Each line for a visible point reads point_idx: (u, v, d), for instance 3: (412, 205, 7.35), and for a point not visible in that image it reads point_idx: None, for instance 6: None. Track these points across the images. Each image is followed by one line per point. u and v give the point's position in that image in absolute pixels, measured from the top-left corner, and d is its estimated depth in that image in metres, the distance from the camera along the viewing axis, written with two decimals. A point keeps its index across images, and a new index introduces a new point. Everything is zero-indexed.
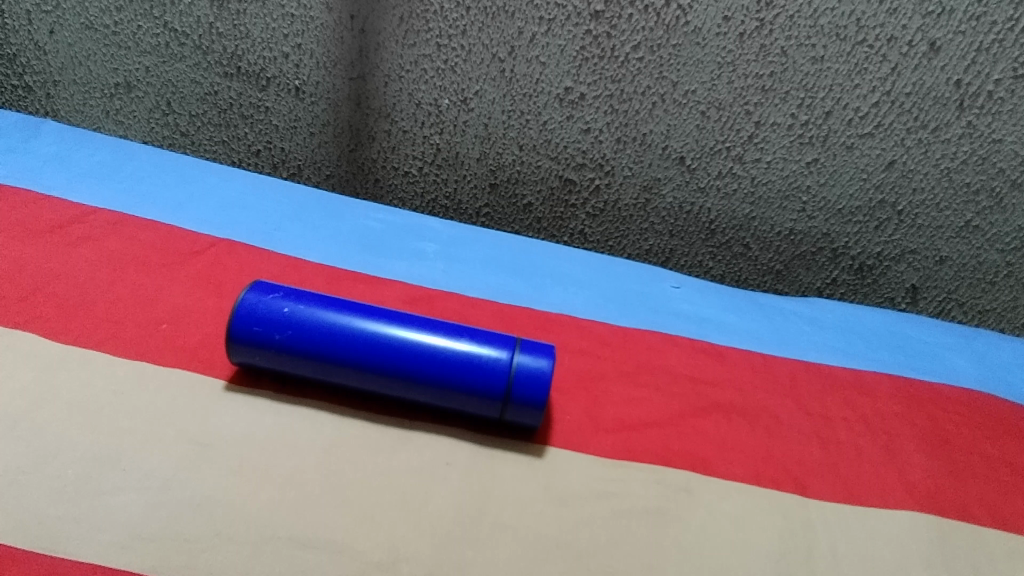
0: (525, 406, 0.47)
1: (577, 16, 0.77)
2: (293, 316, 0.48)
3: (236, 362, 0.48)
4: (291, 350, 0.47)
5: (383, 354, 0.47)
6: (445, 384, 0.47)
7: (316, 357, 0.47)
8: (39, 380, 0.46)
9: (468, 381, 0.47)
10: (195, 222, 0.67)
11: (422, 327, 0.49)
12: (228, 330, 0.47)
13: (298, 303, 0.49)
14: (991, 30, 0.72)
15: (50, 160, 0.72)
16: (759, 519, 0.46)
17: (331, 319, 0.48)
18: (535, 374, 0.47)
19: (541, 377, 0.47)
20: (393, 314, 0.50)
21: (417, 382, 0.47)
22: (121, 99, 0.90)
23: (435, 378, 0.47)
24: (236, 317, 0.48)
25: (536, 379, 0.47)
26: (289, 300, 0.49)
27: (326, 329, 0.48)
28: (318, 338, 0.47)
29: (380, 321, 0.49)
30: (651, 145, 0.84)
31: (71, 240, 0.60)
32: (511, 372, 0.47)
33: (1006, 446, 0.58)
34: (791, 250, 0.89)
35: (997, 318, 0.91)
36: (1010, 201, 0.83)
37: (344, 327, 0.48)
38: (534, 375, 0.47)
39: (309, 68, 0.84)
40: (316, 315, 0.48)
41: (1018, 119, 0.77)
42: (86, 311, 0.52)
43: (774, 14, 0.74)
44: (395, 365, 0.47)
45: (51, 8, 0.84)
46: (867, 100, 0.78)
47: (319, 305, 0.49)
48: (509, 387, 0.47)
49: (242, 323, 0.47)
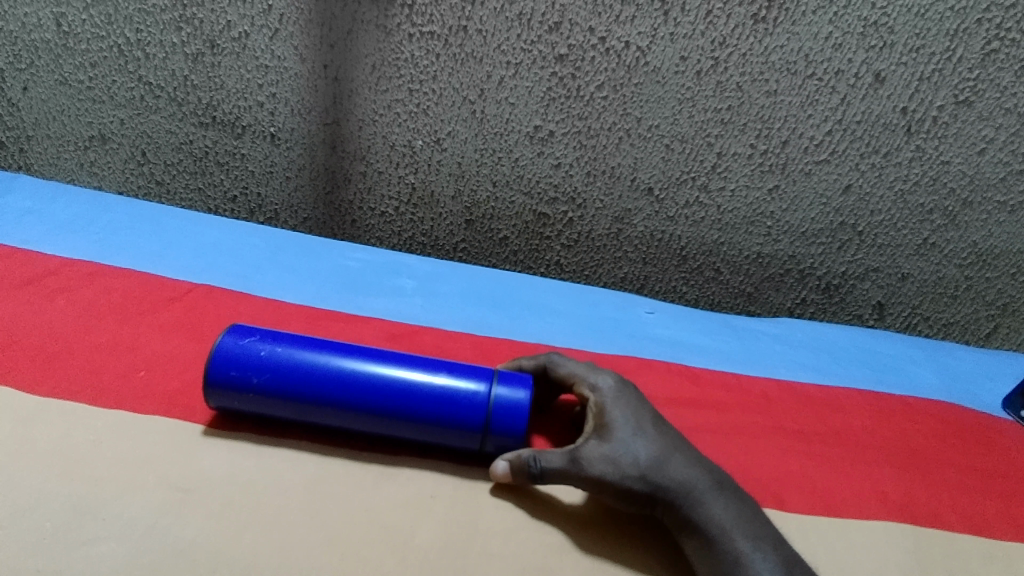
0: (503, 436, 0.48)
1: (543, 60, 0.80)
2: (271, 358, 0.48)
3: (214, 406, 0.48)
4: (268, 392, 0.47)
5: (360, 392, 0.48)
6: (424, 419, 0.47)
7: (294, 398, 0.47)
8: (15, 433, 0.45)
9: (448, 415, 0.47)
10: (171, 269, 0.67)
11: (400, 363, 0.50)
12: (205, 375, 0.47)
13: (276, 345, 0.49)
14: (930, 60, 0.78)
15: (24, 214, 0.72)
16: None
17: (310, 358, 0.49)
18: (513, 404, 0.48)
19: (519, 408, 0.48)
20: (372, 351, 0.51)
21: (396, 419, 0.47)
22: (96, 151, 0.90)
23: (413, 414, 0.47)
24: (213, 361, 0.48)
25: (514, 410, 0.48)
26: (266, 342, 0.49)
27: (304, 369, 0.48)
28: (296, 379, 0.48)
29: (359, 359, 0.49)
30: (620, 177, 0.87)
31: (45, 292, 0.60)
32: (489, 404, 0.48)
33: (974, 453, 0.60)
34: (760, 273, 0.93)
35: (962, 330, 0.96)
36: (963, 218, 0.87)
37: (323, 366, 0.48)
38: (511, 406, 0.48)
39: (285, 115, 0.86)
40: (295, 355, 0.49)
41: (962, 142, 0.82)
42: (63, 362, 0.52)
43: (727, 53, 0.79)
44: (373, 403, 0.47)
45: (24, 66, 0.85)
46: (821, 129, 0.83)
47: (298, 346, 0.50)
48: (488, 419, 0.48)
49: (220, 367, 0.47)
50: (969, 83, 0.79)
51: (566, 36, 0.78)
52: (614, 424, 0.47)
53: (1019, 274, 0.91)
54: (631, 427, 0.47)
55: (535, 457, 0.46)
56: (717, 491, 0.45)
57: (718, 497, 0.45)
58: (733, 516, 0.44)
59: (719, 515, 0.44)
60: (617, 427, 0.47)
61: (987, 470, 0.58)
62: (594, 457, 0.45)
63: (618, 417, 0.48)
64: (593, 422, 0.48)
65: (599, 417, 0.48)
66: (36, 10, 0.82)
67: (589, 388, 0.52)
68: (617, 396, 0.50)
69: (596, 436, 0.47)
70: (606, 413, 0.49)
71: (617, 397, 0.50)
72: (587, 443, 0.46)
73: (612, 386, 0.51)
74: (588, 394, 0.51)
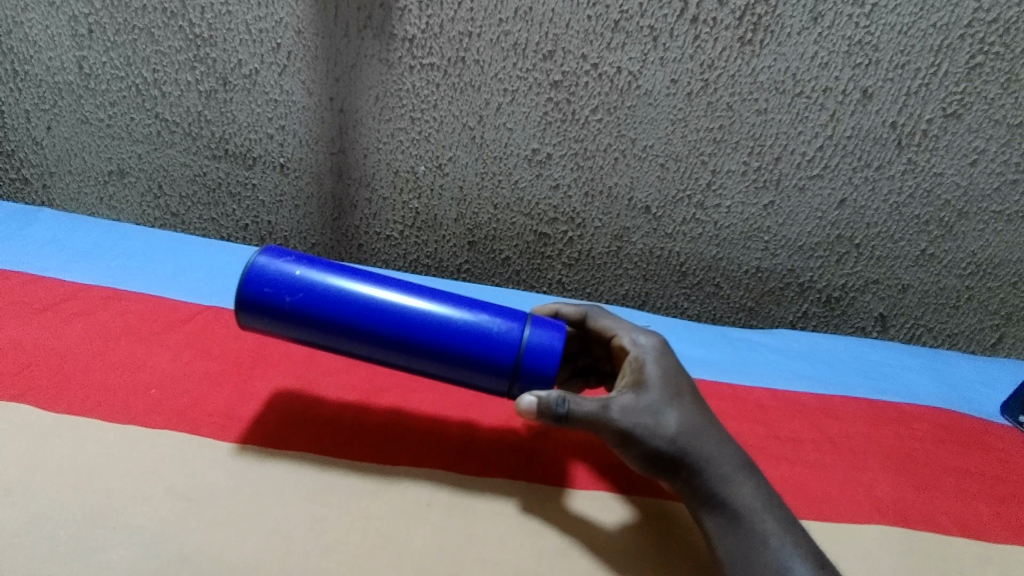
0: (532, 365, 0.51)
1: (538, 86, 0.83)
2: (304, 280, 0.50)
3: (245, 322, 0.51)
4: (299, 313, 0.50)
5: (387, 321, 0.50)
6: (443, 354, 0.51)
7: (322, 319, 0.50)
8: (32, 447, 0.47)
9: (467, 351, 0.51)
10: (184, 293, 0.71)
11: (427, 296, 0.53)
12: (239, 292, 0.50)
13: (308, 268, 0.51)
14: (917, 76, 0.79)
15: (45, 244, 0.76)
16: None
17: (340, 283, 0.51)
18: (545, 346, 0.51)
19: (549, 350, 0.51)
20: (404, 284, 0.53)
21: (416, 350, 0.51)
22: (115, 185, 0.95)
23: (433, 347, 0.51)
24: (248, 276, 0.50)
25: (545, 351, 0.51)
26: (301, 265, 0.51)
27: (334, 293, 0.50)
28: (327, 302, 0.50)
29: (387, 288, 0.52)
30: (617, 197, 0.90)
31: (64, 315, 0.63)
32: (510, 344, 0.51)
33: (970, 457, 0.60)
34: (759, 287, 0.95)
35: (966, 340, 0.97)
36: (960, 229, 0.89)
37: (353, 292, 0.51)
38: (544, 340, 0.51)
39: (293, 146, 0.90)
40: (326, 279, 0.51)
41: (954, 154, 0.84)
42: (79, 381, 0.54)
43: (716, 75, 0.81)
44: (397, 331, 0.50)
45: (47, 106, 0.90)
46: (813, 145, 0.84)
47: (330, 270, 0.52)
48: (512, 359, 0.51)
49: (253, 285, 0.50)
50: (956, 96, 0.80)
51: (560, 63, 0.81)
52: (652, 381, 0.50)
53: (1020, 283, 0.92)
54: (667, 392, 0.49)
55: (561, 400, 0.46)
56: (740, 475, 0.47)
57: (742, 479, 0.47)
58: (755, 500, 0.46)
59: (732, 503, 0.46)
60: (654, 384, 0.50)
61: (984, 473, 0.58)
62: (629, 407, 0.47)
63: (656, 376, 0.50)
64: (631, 376, 0.51)
65: (638, 370, 0.51)
66: (58, 54, 0.87)
67: (629, 342, 0.55)
68: (657, 354, 0.53)
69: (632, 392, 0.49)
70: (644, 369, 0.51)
71: (658, 355, 0.53)
72: (624, 395, 0.48)
73: (652, 344, 0.54)
74: (628, 345, 0.54)
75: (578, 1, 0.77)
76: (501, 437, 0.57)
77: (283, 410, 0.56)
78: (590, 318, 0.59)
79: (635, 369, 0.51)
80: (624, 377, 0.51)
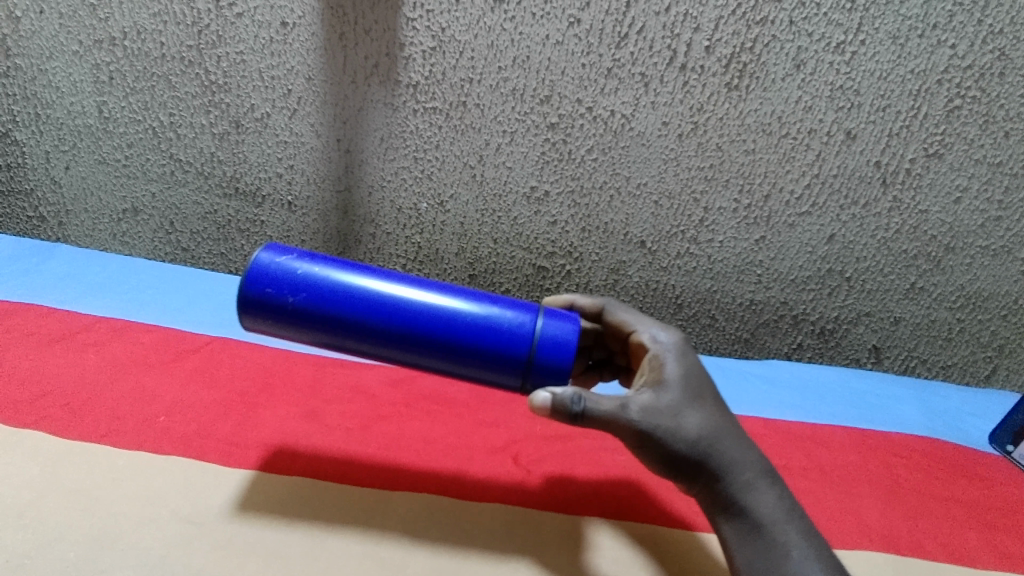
0: (547, 363, 0.53)
1: (536, 128, 0.87)
2: (305, 278, 0.52)
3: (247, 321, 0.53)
4: (300, 311, 0.52)
5: (387, 316, 0.52)
6: (444, 346, 0.53)
7: (323, 316, 0.52)
8: (46, 473, 0.51)
9: (467, 343, 0.53)
10: (192, 324, 0.74)
11: (425, 290, 0.55)
12: (241, 292, 0.52)
13: (308, 267, 0.53)
14: (898, 118, 0.83)
15: (61, 278, 0.79)
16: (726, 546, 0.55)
17: (341, 278, 0.53)
18: (558, 339, 0.53)
19: (562, 342, 0.54)
20: (404, 278, 0.55)
21: (417, 343, 0.53)
22: (128, 222, 0.99)
23: (434, 340, 0.53)
24: (250, 275, 0.52)
25: (558, 345, 0.53)
26: (302, 263, 0.53)
27: (334, 290, 0.52)
28: (327, 299, 0.52)
29: (387, 284, 0.54)
30: (613, 232, 0.93)
31: (78, 346, 0.66)
32: (510, 337, 0.53)
33: (955, 486, 0.62)
34: (754, 319, 0.97)
35: (960, 372, 0.99)
36: (948, 263, 0.91)
37: (354, 288, 0.53)
38: (553, 335, 0.54)
39: (301, 184, 0.94)
40: (327, 276, 0.53)
41: (937, 192, 0.87)
42: (92, 410, 0.58)
43: (705, 118, 0.85)
44: (397, 325, 0.52)
45: (67, 148, 0.95)
46: (800, 183, 0.88)
47: (331, 267, 0.54)
48: (517, 352, 0.53)
49: (255, 285, 0.52)
50: (937, 137, 0.84)
51: (556, 107, 0.86)
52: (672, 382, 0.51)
53: (1010, 316, 0.94)
54: (688, 394, 0.51)
55: (577, 399, 0.48)
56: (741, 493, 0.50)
57: (761, 488, 0.48)
58: (769, 508, 0.48)
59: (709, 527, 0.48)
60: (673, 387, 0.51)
61: (969, 502, 0.61)
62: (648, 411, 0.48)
63: (676, 377, 0.52)
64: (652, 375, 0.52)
65: (658, 371, 0.52)
66: (80, 99, 0.92)
67: (651, 339, 0.56)
68: (679, 353, 0.54)
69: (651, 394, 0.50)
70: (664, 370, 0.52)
71: (678, 354, 0.54)
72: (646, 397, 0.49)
73: (674, 341, 0.55)
74: (648, 343, 0.56)
75: (574, 50, 0.82)
76: (500, 471, 0.59)
77: (287, 437, 0.59)
78: (608, 313, 0.61)
79: (655, 368, 0.53)
80: (645, 375, 0.53)
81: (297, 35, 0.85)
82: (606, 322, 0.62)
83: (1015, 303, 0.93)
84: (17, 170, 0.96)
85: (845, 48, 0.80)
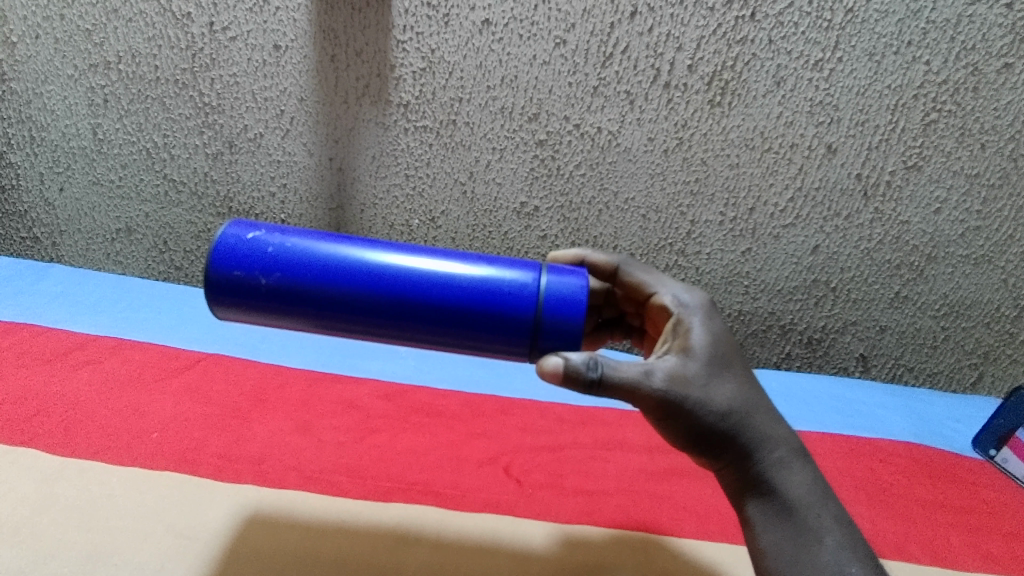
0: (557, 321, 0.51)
1: (525, 145, 0.89)
2: (275, 256, 0.50)
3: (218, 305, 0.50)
4: (275, 291, 0.50)
5: (373, 286, 0.50)
6: (432, 313, 0.50)
7: (302, 294, 0.50)
8: (40, 489, 0.51)
9: (461, 305, 0.50)
10: (186, 340, 0.74)
11: (402, 255, 0.52)
12: (209, 278, 0.50)
13: (278, 243, 0.51)
14: (876, 132, 0.86)
15: (54, 297, 0.80)
16: (713, 551, 0.56)
17: (314, 252, 0.51)
18: (563, 296, 0.51)
19: (569, 298, 0.52)
20: (384, 246, 0.52)
21: (408, 310, 0.50)
22: (122, 242, 1.00)
23: (421, 307, 0.50)
24: (215, 259, 0.50)
25: (563, 302, 0.51)
26: (271, 240, 0.51)
27: (313, 265, 0.50)
28: (305, 276, 0.50)
29: (362, 253, 0.51)
30: (602, 246, 0.95)
31: (72, 364, 0.67)
32: (502, 298, 0.51)
33: (939, 491, 0.64)
34: (743, 330, 0.99)
35: (947, 379, 1.00)
36: (930, 272, 0.93)
37: (327, 262, 0.50)
38: (561, 292, 0.51)
39: (294, 203, 0.96)
40: (297, 252, 0.50)
41: (917, 203, 0.89)
42: (86, 427, 0.58)
43: (689, 134, 0.87)
44: (385, 293, 0.50)
45: (61, 170, 0.96)
46: (783, 196, 0.90)
47: (298, 241, 0.51)
48: (519, 313, 0.51)
49: (224, 269, 0.49)
50: (915, 150, 0.86)
51: (544, 125, 0.88)
52: (699, 351, 0.49)
53: (993, 323, 0.96)
54: (715, 364, 0.49)
55: (593, 364, 0.44)
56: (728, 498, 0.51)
57: None
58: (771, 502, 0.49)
59: None
60: (700, 356, 0.49)
61: (953, 506, 0.62)
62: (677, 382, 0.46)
63: (703, 345, 0.49)
64: (678, 343, 0.50)
65: (684, 341, 0.50)
66: (75, 121, 0.93)
67: (674, 301, 0.55)
68: (704, 320, 0.52)
69: (679, 365, 0.48)
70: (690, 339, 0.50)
71: (704, 318, 0.52)
72: (674, 367, 0.47)
73: (698, 305, 0.54)
74: (671, 305, 0.55)
75: (560, 70, 0.85)
76: (490, 481, 0.60)
77: (279, 451, 0.59)
78: (624, 273, 0.60)
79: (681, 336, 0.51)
80: (672, 341, 0.51)
81: (289, 58, 0.87)
82: (623, 284, 0.60)
83: (998, 310, 0.95)
84: (11, 192, 0.97)
85: (823, 65, 0.83)
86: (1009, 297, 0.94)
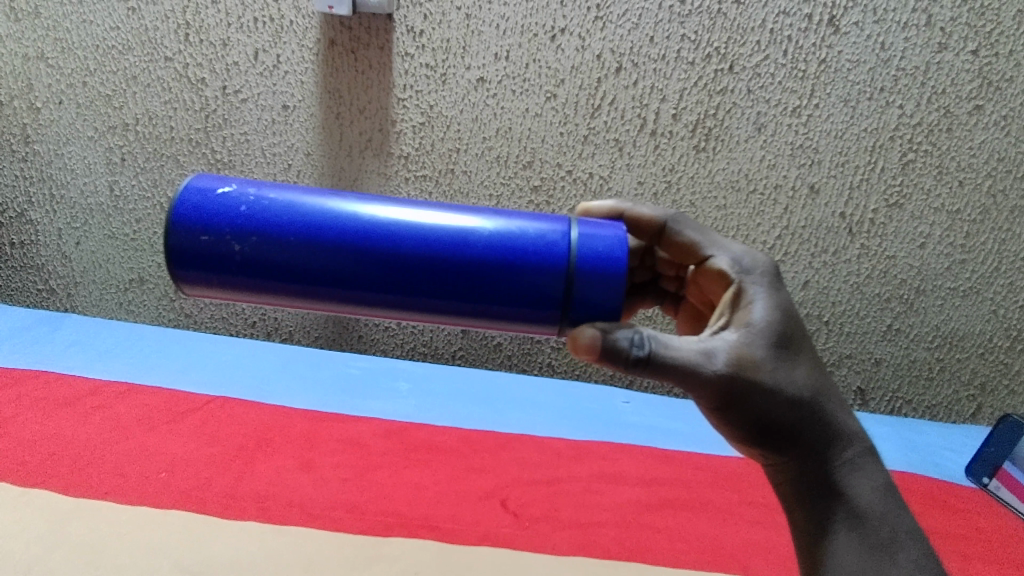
0: (592, 280, 0.47)
1: (520, 191, 0.93)
2: (246, 215, 0.46)
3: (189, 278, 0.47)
4: (249, 256, 0.46)
5: (356, 246, 0.46)
6: (429, 270, 0.47)
7: (277, 258, 0.46)
8: (52, 528, 0.53)
9: (453, 261, 0.47)
10: (195, 383, 0.77)
11: (388, 209, 0.48)
12: (174, 249, 0.46)
13: (249, 200, 0.47)
14: (857, 172, 0.90)
15: (70, 345, 0.83)
16: None
17: (288, 210, 0.47)
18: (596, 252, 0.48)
19: (600, 253, 0.48)
20: (366, 200, 0.48)
21: (395, 269, 0.47)
22: (134, 292, 1.03)
23: (417, 263, 0.47)
24: (177, 226, 0.46)
25: (596, 259, 0.48)
26: (242, 198, 0.47)
27: (288, 223, 0.46)
28: (281, 238, 0.46)
29: (341, 210, 0.47)
30: None
31: (85, 409, 0.69)
32: (499, 254, 0.47)
33: (934, 519, 0.65)
34: None
35: (946, 412, 1.00)
36: (920, 304, 0.96)
37: (306, 221, 0.47)
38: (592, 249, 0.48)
39: None
40: (269, 210, 0.46)
41: (902, 238, 0.92)
42: (97, 468, 0.60)
43: (677, 177, 0.92)
44: (369, 252, 0.46)
45: (79, 225, 1.01)
46: (771, 234, 0.93)
47: (275, 197, 0.47)
48: (540, 276, 0.47)
49: (191, 236, 0.46)
50: (895, 188, 0.90)
51: (538, 171, 0.92)
52: (760, 328, 0.47)
53: (987, 353, 0.97)
54: (777, 343, 0.46)
55: (638, 343, 0.43)
56: None
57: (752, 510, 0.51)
58: None
59: None
60: (761, 334, 0.46)
61: (948, 534, 0.63)
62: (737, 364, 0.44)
63: (764, 321, 0.47)
64: (738, 318, 0.48)
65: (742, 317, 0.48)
66: (93, 179, 0.98)
67: (734, 266, 0.51)
68: (767, 292, 0.49)
69: (739, 345, 0.45)
70: (750, 315, 0.47)
71: (767, 289, 0.49)
72: (733, 347, 0.45)
73: (760, 272, 0.51)
74: (730, 270, 0.51)
75: (552, 121, 0.90)
76: (490, 515, 0.61)
77: (283, 488, 0.61)
78: (674, 229, 0.56)
79: (741, 309, 0.48)
80: (731, 315, 0.48)
81: (297, 116, 0.93)
82: (671, 242, 0.56)
83: (991, 340, 0.97)
84: (30, 247, 1.02)
85: (801, 112, 0.88)
86: (1000, 328, 0.96)
